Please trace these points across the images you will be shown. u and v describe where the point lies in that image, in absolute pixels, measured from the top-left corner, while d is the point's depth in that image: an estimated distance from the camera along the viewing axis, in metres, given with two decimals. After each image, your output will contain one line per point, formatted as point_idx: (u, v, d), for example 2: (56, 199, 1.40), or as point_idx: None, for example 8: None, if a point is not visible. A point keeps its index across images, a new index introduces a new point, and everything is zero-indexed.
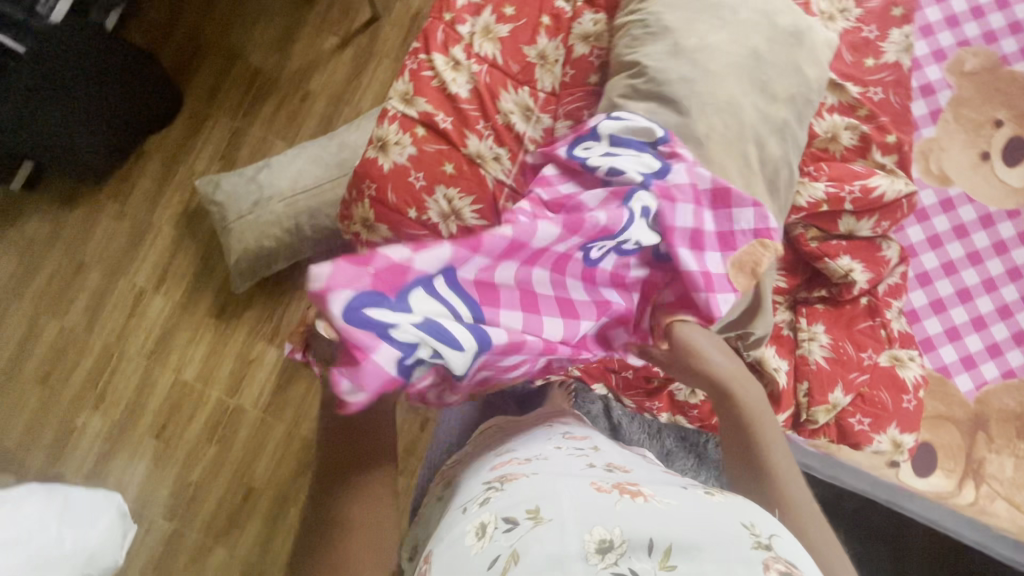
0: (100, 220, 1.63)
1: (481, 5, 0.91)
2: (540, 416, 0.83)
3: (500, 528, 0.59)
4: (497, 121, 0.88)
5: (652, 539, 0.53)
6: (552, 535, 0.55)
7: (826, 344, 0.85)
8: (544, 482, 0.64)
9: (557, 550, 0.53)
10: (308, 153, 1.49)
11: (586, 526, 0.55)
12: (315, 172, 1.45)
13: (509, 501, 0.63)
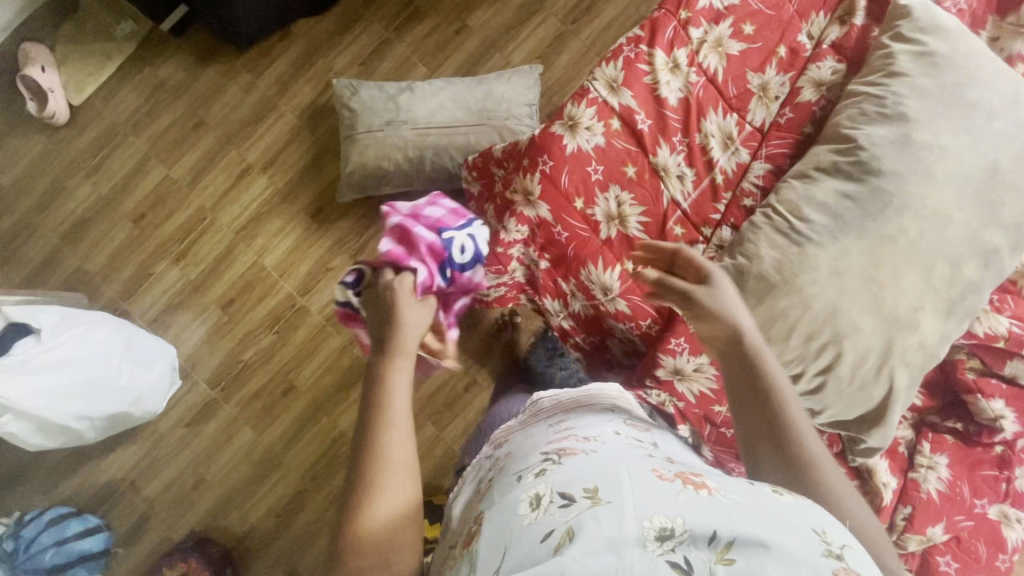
0: (231, 85, 1.63)
1: (721, 14, 0.85)
2: (597, 394, 0.81)
3: (553, 502, 0.57)
4: (694, 139, 0.84)
5: (715, 530, 0.50)
6: (609, 516, 0.52)
7: (944, 478, 0.81)
8: (602, 459, 0.61)
9: (616, 535, 0.50)
10: (453, 90, 1.45)
11: (645, 513, 0.52)
12: (455, 111, 1.42)
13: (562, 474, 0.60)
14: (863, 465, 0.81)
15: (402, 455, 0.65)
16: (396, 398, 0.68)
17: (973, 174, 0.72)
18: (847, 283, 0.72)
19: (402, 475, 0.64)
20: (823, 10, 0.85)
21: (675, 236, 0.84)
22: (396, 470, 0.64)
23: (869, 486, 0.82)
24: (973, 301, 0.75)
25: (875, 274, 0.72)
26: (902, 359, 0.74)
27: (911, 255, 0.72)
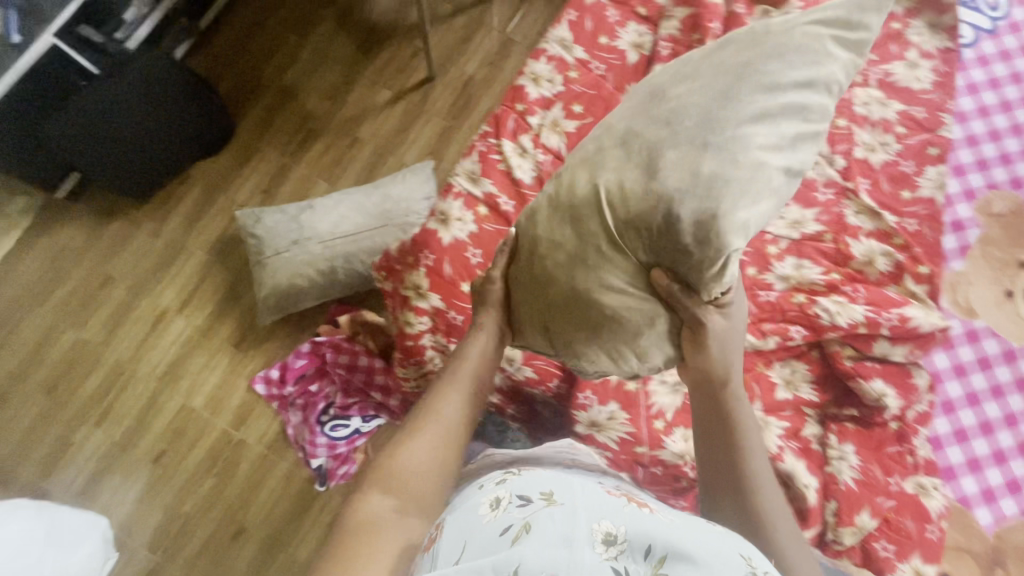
0: (135, 235, 1.65)
1: (551, 101, 0.97)
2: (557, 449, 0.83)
3: (513, 503, 0.61)
4: None
5: (651, 544, 0.55)
6: (562, 514, 0.57)
7: (855, 466, 0.86)
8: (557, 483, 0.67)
9: (568, 532, 0.55)
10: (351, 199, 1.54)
11: (595, 517, 0.57)
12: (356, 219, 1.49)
13: (522, 483, 0.65)
14: (784, 472, 0.85)
15: (447, 429, 0.81)
16: (454, 395, 0.84)
17: (650, 92, 0.74)
18: (558, 228, 0.74)
19: (439, 443, 0.80)
20: (635, 81, 0.99)
21: None
22: (436, 436, 0.80)
23: (793, 491, 0.85)
24: (692, 160, 0.64)
25: (591, 206, 0.70)
26: (606, 286, 0.71)
27: (584, 164, 0.74)
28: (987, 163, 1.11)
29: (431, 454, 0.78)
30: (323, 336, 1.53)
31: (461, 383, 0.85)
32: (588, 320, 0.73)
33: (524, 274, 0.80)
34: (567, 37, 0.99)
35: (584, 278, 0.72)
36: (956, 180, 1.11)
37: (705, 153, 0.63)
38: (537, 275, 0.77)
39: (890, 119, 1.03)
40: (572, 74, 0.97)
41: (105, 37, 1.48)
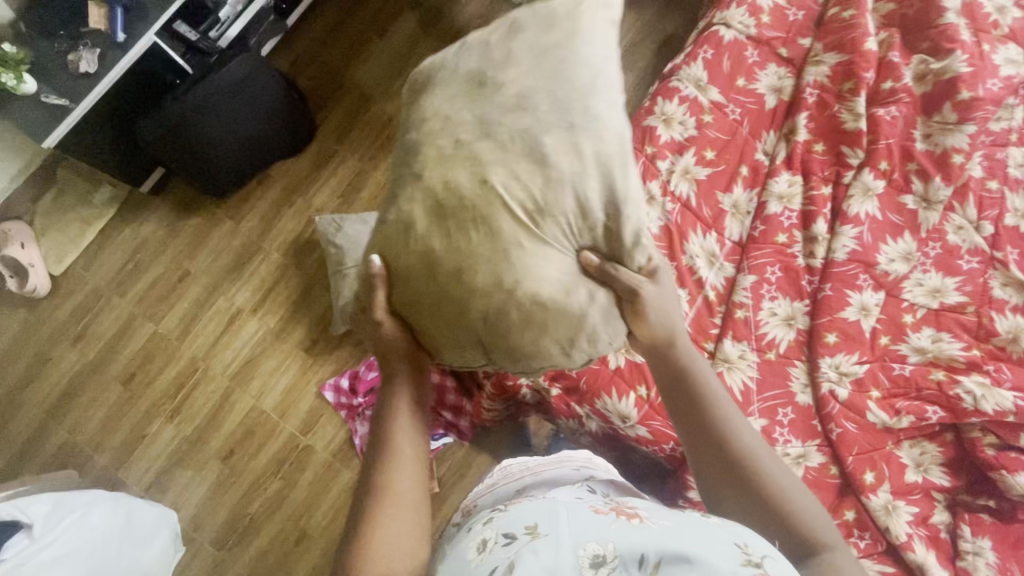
0: (214, 233, 1.66)
1: (683, 145, 0.92)
2: (564, 459, 0.86)
3: (499, 543, 0.57)
4: (682, 262, 0.88)
5: (644, 554, 0.52)
6: (547, 549, 0.53)
7: (993, 563, 0.81)
8: (535, 504, 0.63)
9: (554, 565, 0.51)
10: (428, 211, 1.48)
11: (580, 542, 0.54)
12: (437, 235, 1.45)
13: (507, 520, 0.61)
14: (915, 562, 0.81)
15: (411, 496, 0.66)
16: (403, 436, 0.68)
17: (472, 79, 0.70)
18: (458, 234, 0.65)
19: (414, 523, 0.64)
20: (771, 128, 0.94)
21: None
22: (401, 512, 0.64)
23: None
24: (569, 142, 0.65)
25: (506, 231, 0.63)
26: (535, 275, 0.65)
27: (449, 163, 0.66)
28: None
29: (406, 540, 0.63)
30: None
31: (404, 424, 0.69)
32: (532, 319, 0.66)
33: (420, 286, 0.68)
34: (702, 76, 0.94)
35: (507, 272, 0.64)
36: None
37: (578, 132, 0.65)
38: (431, 289, 0.67)
39: None
40: (706, 118, 0.92)
41: (199, 35, 1.46)
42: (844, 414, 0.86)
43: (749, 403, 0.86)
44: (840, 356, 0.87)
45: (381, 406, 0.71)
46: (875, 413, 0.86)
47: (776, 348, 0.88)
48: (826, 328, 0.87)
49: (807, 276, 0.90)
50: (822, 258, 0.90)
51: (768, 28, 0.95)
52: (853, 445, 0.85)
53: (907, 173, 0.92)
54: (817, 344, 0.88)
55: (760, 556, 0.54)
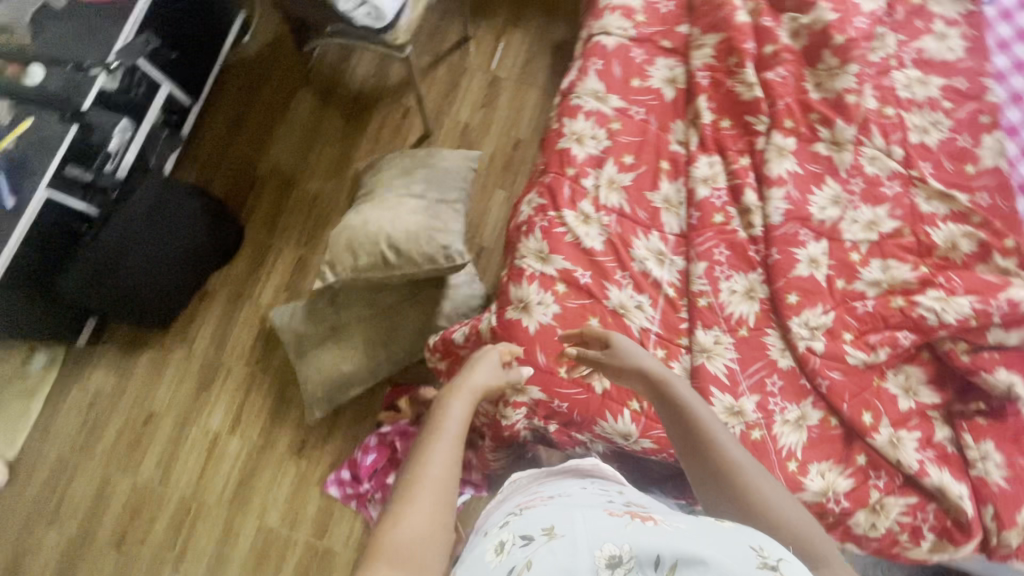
0: (168, 364, 1.59)
1: (601, 158, 0.93)
2: (571, 468, 0.81)
3: (515, 543, 0.56)
4: (634, 269, 0.89)
5: (660, 553, 0.50)
6: (563, 549, 0.52)
7: (1002, 464, 0.83)
8: (553, 508, 0.61)
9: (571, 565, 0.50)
10: (366, 255, 1.33)
11: (596, 541, 0.53)
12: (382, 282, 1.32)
13: (523, 521, 0.60)
14: (934, 485, 0.83)
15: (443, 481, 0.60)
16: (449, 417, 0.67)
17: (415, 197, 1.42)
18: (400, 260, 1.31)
19: (437, 504, 0.58)
20: (677, 118, 0.96)
21: (662, 359, 0.87)
22: (431, 493, 0.58)
23: (948, 504, 0.83)
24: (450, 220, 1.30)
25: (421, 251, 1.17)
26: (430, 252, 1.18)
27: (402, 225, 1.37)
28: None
29: (433, 515, 0.57)
30: (387, 426, 1.46)
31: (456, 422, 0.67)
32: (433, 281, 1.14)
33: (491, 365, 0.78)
34: (599, 88, 0.96)
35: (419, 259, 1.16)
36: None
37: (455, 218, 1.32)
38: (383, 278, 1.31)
39: (934, 96, 1.01)
40: (615, 126, 0.94)
41: (93, 173, 1.36)
42: (826, 365, 0.88)
43: (738, 384, 0.87)
44: (805, 312, 0.89)
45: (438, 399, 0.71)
46: (853, 355, 0.89)
47: (746, 324, 0.89)
48: (786, 291, 0.89)
49: (753, 247, 0.92)
50: (761, 226, 0.92)
51: (645, 25, 0.99)
52: (844, 392, 0.87)
53: (813, 124, 0.96)
54: (782, 307, 0.90)
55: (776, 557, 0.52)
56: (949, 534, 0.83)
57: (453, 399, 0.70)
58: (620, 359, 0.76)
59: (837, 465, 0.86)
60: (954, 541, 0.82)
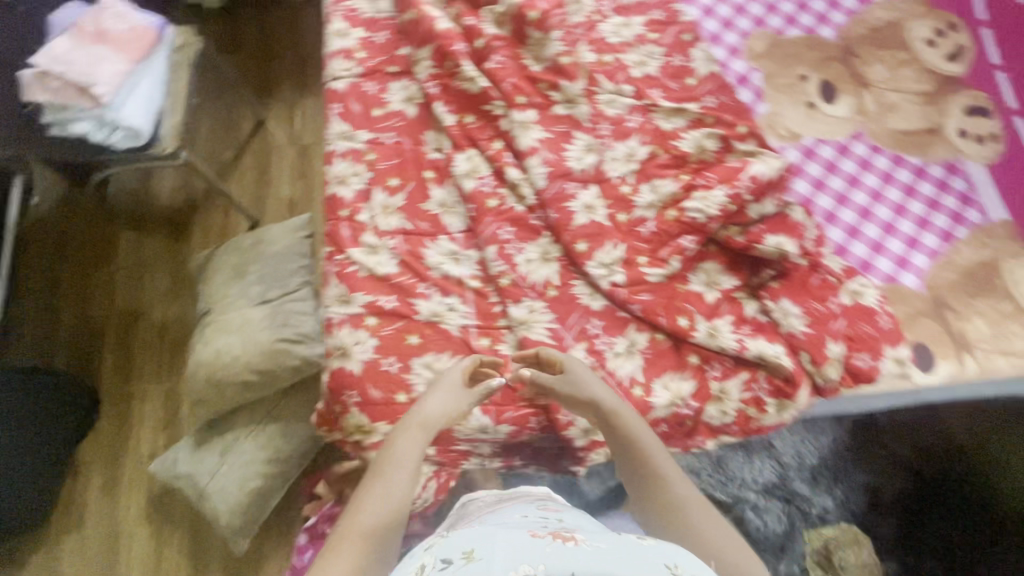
0: (63, 557, 1.45)
1: (369, 189, 0.97)
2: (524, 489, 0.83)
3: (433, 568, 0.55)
4: (434, 277, 0.93)
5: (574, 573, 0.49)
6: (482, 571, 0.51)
7: (800, 314, 0.93)
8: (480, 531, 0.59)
9: None
10: (216, 361, 1.30)
11: (513, 562, 0.51)
12: (240, 380, 1.28)
13: (446, 545, 0.58)
14: (755, 356, 0.91)
15: (377, 527, 0.66)
16: (397, 462, 0.73)
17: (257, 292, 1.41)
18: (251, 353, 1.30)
19: (367, 551, 0.63)
20: (427, 128, 1.02)
21: (488, 346, 0.91)
22: (359, 540, 0.64)
23: (772, 366, 0.91)
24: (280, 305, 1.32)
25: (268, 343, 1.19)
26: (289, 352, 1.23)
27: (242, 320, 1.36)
28: (742, 7, 1.19)
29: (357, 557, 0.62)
30: (312, 519, 1.36)
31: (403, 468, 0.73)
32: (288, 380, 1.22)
33: (457, 389, 0.82)
34: (346, 129, 1.00)
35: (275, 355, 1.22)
36: (731, 32, 1.17)
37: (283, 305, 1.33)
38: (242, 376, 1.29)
39: (640, 32, 1.13)
40: (371, 156, 0.98)
41: None
42: (633, 292, 0.95)
43: (563, 339, 0.92)
44: (598, 253, 0.96)
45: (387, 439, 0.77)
46: (652, 274, 0.96)
47: (552, 284, 0.95)
48: (573, 242, 0.96)
49: (534, 215, 0.98)
50: (533, 195, 0.98)
51: (368, 59, 1.05)
52: (656, 309, 0.94)
53: (545, 91, 1.04)
54: (577, 257, 0.96)
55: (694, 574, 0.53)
56: (784, 392, 0.91)
57: (401, 436, 0.76)
58: (574, 388, 0.83)
59: (675, 374, 0.93)
60: (790, 395, 0.91)
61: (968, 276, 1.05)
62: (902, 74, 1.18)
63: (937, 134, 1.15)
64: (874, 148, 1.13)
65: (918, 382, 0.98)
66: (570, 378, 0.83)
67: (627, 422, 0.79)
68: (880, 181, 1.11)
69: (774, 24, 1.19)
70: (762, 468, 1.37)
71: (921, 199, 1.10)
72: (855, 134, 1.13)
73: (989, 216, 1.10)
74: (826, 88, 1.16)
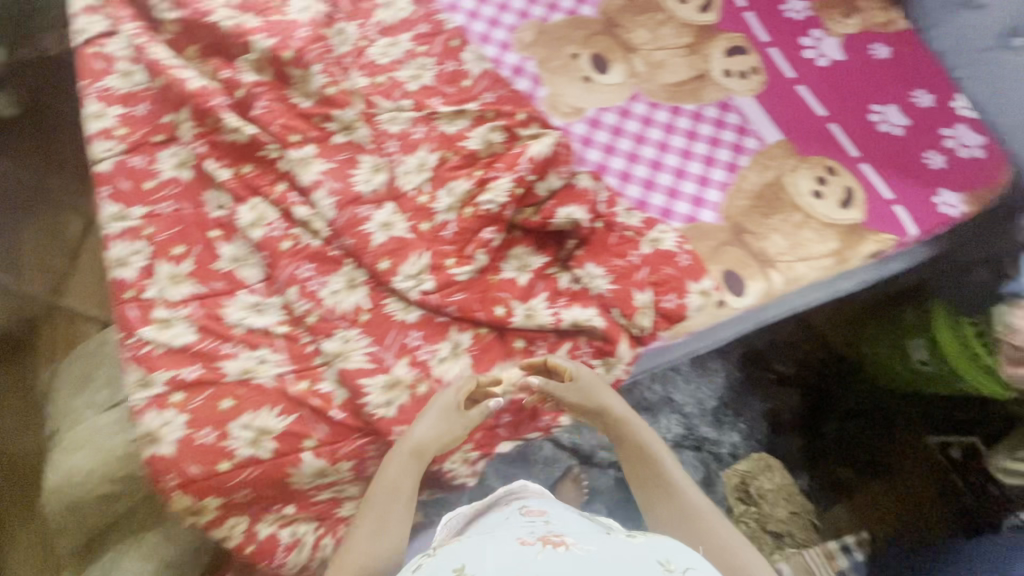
0: None
1: (153, 264, 0.93)
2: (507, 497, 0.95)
3: None
4: (238, 334, 0.91)
5: None
6: None
7: (605, 273, 0.97)
8: (470, 544, 0.63)
9: None
10: (62, 483, 1.18)
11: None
12: (93, 495, 1.18)
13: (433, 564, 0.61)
14: (571, 324, 0.94)
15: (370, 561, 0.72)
16: (390, 493, 0.79)
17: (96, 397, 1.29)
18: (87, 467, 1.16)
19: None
20: (206, 188, 0.99)
21: (307, 388, 0.88)
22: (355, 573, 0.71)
23: (590, 330, 0.94)
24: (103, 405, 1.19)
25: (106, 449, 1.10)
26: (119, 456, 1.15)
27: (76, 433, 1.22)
28: (504, 5, 1.25)
29: None
30: None
31: (390, 497, 0.79)
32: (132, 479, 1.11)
33: (455, 414, 0.87)
34: (118, 209, 0.97)
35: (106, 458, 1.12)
36: (498, 29, 1.22)
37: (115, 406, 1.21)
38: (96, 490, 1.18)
39: (409, 48, 1.16)
40: (150, 230, 0.95)
41: None
42: (446, 294, 0.96)
43: (384, 360, 0.91)
44: (402, 267, 0.96)
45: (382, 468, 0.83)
46: (460, 272, 0.97)
47: (363, 309, 0.94)
48: (375, 262, 0.96)
49: (332, 247, 0.98)
50: (326, 227, 0.98)
51: (131, 134, 1.01)
52: (471, 305, 0.95)
53: (320, 125, 1.04)
54: (382, 276, 0.96)
55: (684, 564, 0.59)
56: (605, 350, 0.95)
57: (391, 463, 0.82)
58: (586, 396, 0.90)
59: (503, 362, 0.94)
60: (611, 352, 0.94)
61: (758, 198, 1.13)
62: (663, 33, 1.27)
63: (705, 79, 1.24)
64: (651, 104, 1.20)
65: (734, 306, 1.04)
66: (575, 386, 0.90)
67: (633, 428, 0.88)
68: (663, 133, 1.18)
69: (539, 13, 1.26)
70: (668, 425, 1.60)
71: (704, 140, 1.18)
72: (632, 95, 1.20)
73: (765, 140, 1.19)
74: (597, 61, 1.23)
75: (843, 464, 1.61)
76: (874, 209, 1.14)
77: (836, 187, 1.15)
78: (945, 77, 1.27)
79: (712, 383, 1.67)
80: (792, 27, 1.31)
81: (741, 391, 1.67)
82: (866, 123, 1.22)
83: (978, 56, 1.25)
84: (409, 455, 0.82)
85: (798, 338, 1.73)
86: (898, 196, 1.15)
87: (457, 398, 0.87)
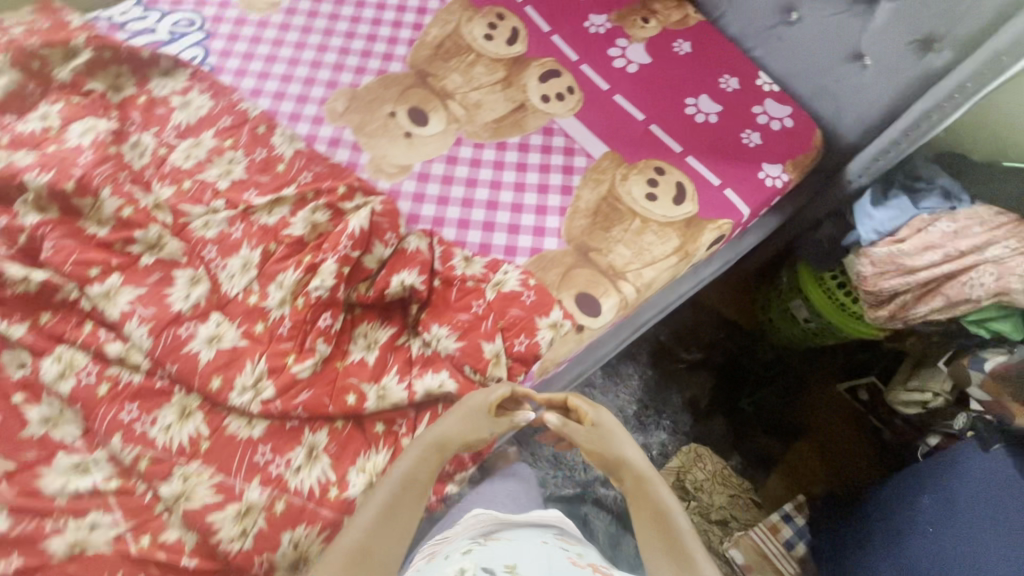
0: None
1: None
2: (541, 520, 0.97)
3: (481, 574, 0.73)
4: (60, 503, 0.82)
5: None
6: None
7: (449, 331, 0.94)
8: (529, 551, 0.79)
9: None
10: None
11: None
12: None
13: (487, 556, 0.77)
14: (424, 395, 0.91)
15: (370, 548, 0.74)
16: (406, 487, 0.81)
17: None
18: None
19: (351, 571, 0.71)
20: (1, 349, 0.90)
21: (150, 543, 0.81)
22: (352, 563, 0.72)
23: (445, 395, 0.92)
24: None
25: None
26: None
27: None
28: (310, 79, 1.24)
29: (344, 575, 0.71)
30: None
31: (401, 491, 0.80)
32: None
33: (483, 419, 0.88)
34: None
35: None
36: (308, 106, 1.20)
37: None
38: None
39: (213, 145, 1.12)
40: None
41: None
42: (290, 397, 0.90)
43: (233, 488, 0.84)
44: (237, 380, 0.90)
45: (401, 461, 0.83)
46: (301, 370, 0.91)
47: (202, 437, 0.87)
48: (205, 383, 0.89)
49: (157, 378, 0.91)
50: (146, 358, 0.91)
51: None
52: (318, 401, 0.90)
53: (123, 250, 0.98)
54: (216, 396, 0.90)
55: None
56: None
57: (412, 455, 0.83)
58: (604, 441, 0.98)
59: (364, 451, 0.89)
60: None
61: (597, 214, 1.14)
62: (475, 72, 1.28)
63: (525, 108, 1.26)
64: (476, 144, 1.20)
65: (592, 328, 1.03)
66: (597, 430, 0.98)
67: (651, 486, 0.92)
68: (493, 171, 1.18)
69: (347, 79, 1.25)
70: None
71: (534, 169, 1.18)
72: (456, 140, 1.20)
73: (593, 156, 1.21)
74: (415, 113, 1.22)
75: (767, 436, 1.63)
76: (705, 198, 1.17)
77: (667, 185, 1.18)
78: (745, 59, 1.35)
79: (625, 390, 1.66)
80: (598, 41, 1.35)
81: (654, 389, 1.67)
82: (683, 117, 1.27)
83: (767, 34, 1.32)
84: (430, 451, 0.85)
85: (699, 321, 1.75)
86: (725, 180, 1.20)
87: (492, 398, 0.88)
